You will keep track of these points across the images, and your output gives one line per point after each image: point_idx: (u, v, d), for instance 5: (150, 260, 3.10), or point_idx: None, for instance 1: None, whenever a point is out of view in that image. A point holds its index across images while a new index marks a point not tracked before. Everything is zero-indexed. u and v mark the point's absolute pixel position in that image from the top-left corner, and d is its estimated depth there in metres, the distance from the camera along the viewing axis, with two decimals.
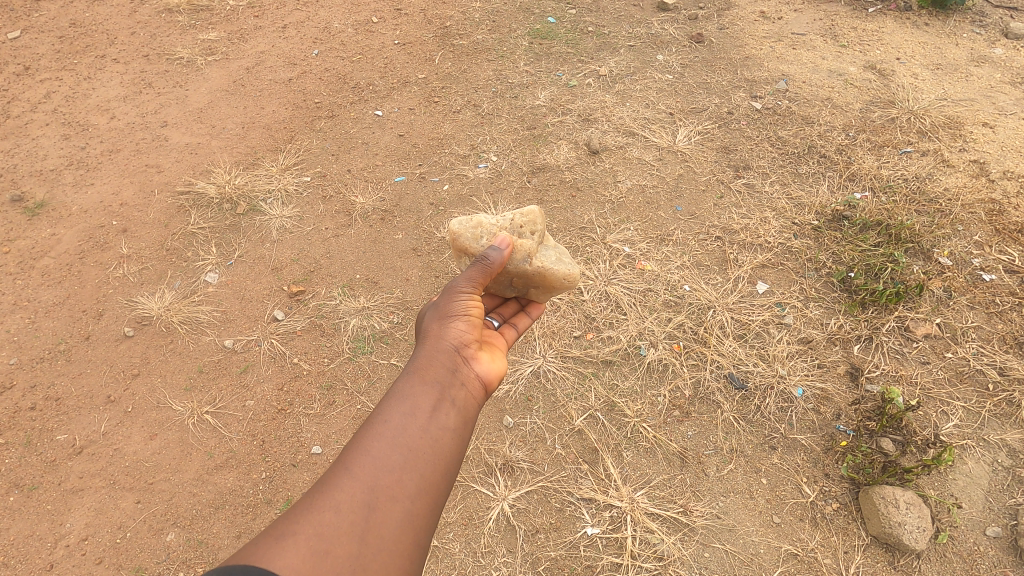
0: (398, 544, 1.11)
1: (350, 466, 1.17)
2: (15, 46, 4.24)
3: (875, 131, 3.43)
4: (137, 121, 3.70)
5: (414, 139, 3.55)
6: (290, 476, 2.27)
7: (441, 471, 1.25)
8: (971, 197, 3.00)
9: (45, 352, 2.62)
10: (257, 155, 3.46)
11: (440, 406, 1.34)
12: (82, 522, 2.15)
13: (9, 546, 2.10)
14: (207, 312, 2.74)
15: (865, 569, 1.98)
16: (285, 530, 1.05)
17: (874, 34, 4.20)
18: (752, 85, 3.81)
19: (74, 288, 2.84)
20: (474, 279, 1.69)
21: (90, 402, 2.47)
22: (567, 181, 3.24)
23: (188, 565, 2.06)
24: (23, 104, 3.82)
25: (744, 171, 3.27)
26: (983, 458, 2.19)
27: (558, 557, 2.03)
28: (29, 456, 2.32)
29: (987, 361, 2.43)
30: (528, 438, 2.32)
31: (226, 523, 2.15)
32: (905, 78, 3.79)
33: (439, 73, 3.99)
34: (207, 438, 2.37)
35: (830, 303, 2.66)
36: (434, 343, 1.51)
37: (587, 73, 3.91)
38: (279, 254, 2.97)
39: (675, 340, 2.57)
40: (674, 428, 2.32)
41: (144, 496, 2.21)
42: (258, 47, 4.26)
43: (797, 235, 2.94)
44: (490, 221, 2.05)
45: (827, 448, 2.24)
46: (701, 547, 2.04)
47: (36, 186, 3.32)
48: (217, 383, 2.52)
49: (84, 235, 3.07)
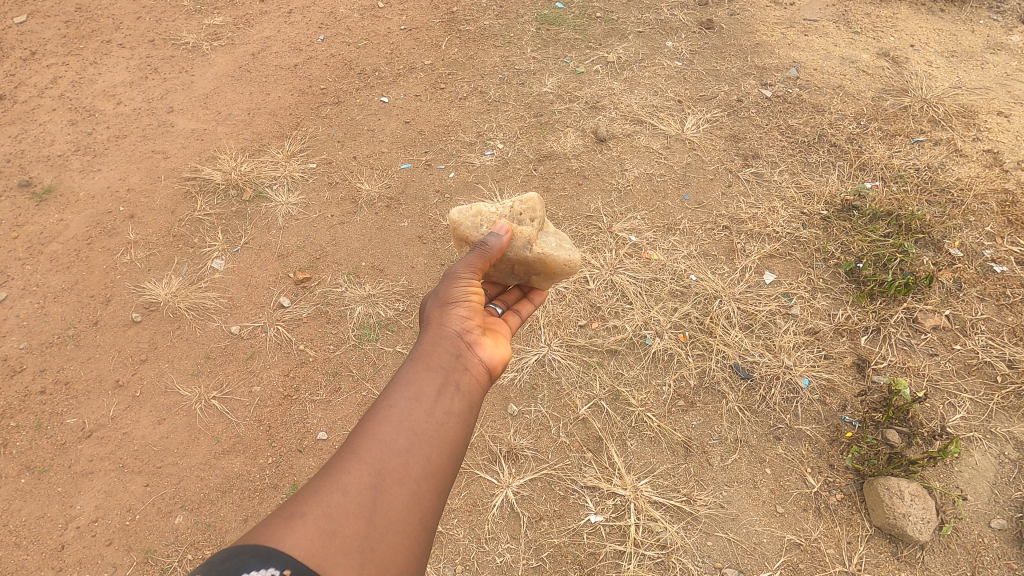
0: (405, 526, 1.12)
1: (356, 449, 1.17)
2: (21, 31, 4.24)
3: (888, 120, 3.37)
4: (143, 106, 3.69)
5: (420, 126, 3.53)
6: (296, 462, 2.29)
7: (446, 455, 1.25)
8: (984, 187, 2.95)
9: (54, 337, 2.64)
10: (262, 142, 3.45)
11: (444, 391, 1.34)
12: (92, 504, 2.18)
13: (21, 527, 2.14)
14: (214, 299, 2.76)
15: (868, 559, 1.98)
16: (294, 511, 1.06)
17: (888, 20, 4.13)
18: (763, 73, 3.76)
19: (82, 274, 2.86)
20: (474, 265, 1.70)
21: (99, 386, 2.49)
22: (574, 170, 3.22)
23: (197, 548, 2.08)
24: (30, 89, 3.82)
25: (753, 160, 3.24)
26: (989, 451, 2.18)
27: (562, 544, 2.05)
28: (39, 439, 2.35)
29: (997, 353, 2.41)
30: (532, 426, 2.33)
31: (234, 507, 2.18)
32: (918, 65, 3.73)
33: (446, 60, 3.95)
34: (214, 423, 2.39)
35: (838, 294, 2.64)
36: (437, 329, 1.51)
37: (595, 60, 3.87)
38: (286, 242, 2.98)
39: (681, 330, 2.56)
40: (679, 417, 2.32)
41: (153, 479, 2.24)
42: (264, 32, 4.24)
43: (806, 225, 2.92)
44: (490, 209, 2.05)
45: (832, 439, 2.24)
46: (704, 536, 2.05)
47: (44, 171, 3.33)
48: (224, 369, 2.53)
49: (91, 221, 3.08)
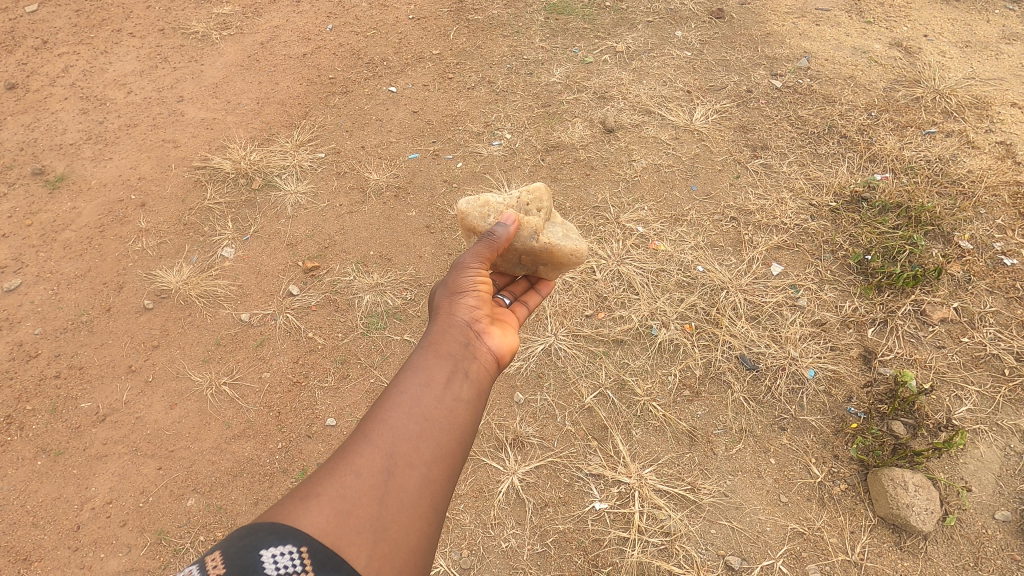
0: (417, 508, 1.13)
1: (369, 434, 1.19)
2: (32, 20, 4.27)
3: (899, 111, 3.34)
4: (153, 95, 3.72)
5: (428, 116, 3.53)
6: (305, 447, 2.33)
7: (456, 440, 1.27)
8: (996, 179, 2.93)
9: (68, 323, 2.68)
10: (271, 131, 3.47)
11: (453, 378, 1.37)
12: (107, 486, 2.23)
13: (38, 507, 2.19)
14: (224, 286, 2.79)
15: (870, 548, 1.99)
16: (308, 492, 1.08)
17: (901, 10, 4.08)
18: (773, 63, 3.73)
19: (95, 262, 2.90)
20: (481, 255, 1.73)
21: (113, 370, 2.53)
22: (581, 160, 3.21)
23: (208, 530, 2.13)
24: (42, 78, 3.85)
25: (762, 151, 3.22)
26: (995, 443, 2.18)
27: (566, 530, 2.08)
28: (54, 423, 2.39)
29: (1005, 346, 2.40)
30: (538, 414, 2.35)
31: (244, 490, 2.22)
32: (931, 56, 3.69)
33: (454, 49, 3.95)
34: (225, 408, 2.43)
35: (845, 286, 2.63)
36: (446, 318, 1.54)
37: (604, 50, 3.85)
38: (294, 230, 3.00)
39: (687, 320, 2.56)
40: (685, 407, 2.33)
41: (166, 462, 2.28)
42: (272, 21, 4.24)
43: (814, 217, 2.91)
44: (498, 199, 2.07)
45: (837, 430, 2.25)
46: (708, 524, 2.07)
47: (57, 160, 3.36)
48: (234, 356, 2.57)
49: (104, 209, 3.11)
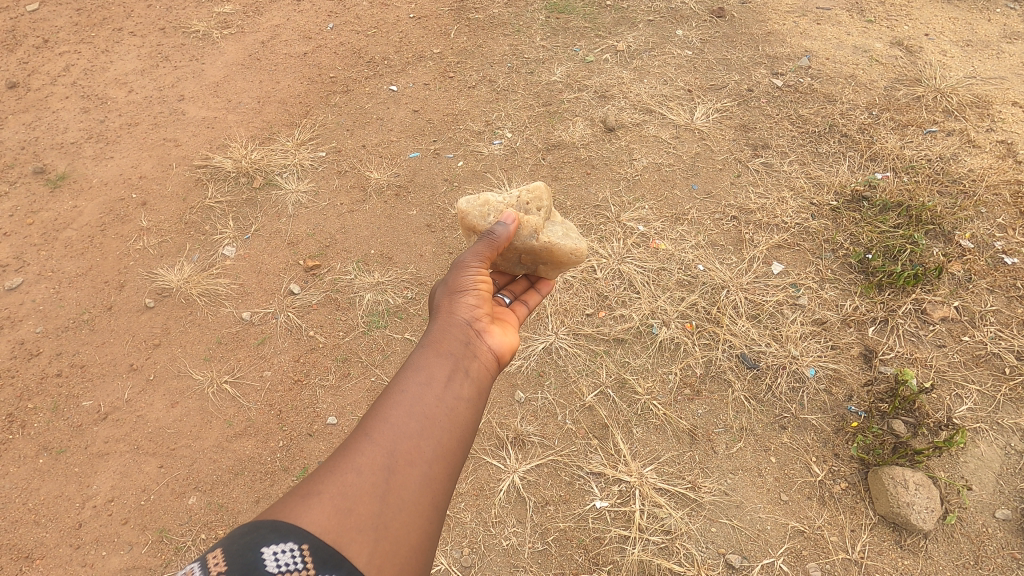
0: (417, 506, 1.13)
1: (370, 432, 1.20)
2: (33, 19, 4.27)
3: (900, 110, 3.34)
4: (154, 94, 3.72)
5: (429, 115, 3.53)
6: (306, 445, 2.33)
7: (456, 438, 1.27)
8: (997, 178, 2.93)
9: (70, 321, 2.69)
10: (272, 130, 3.47)
11: (454, 377, 1.37)
12: (108, 484, 2.24)
13: (40, 505, 2.19)
14: (225, 285, 2.79)
15: (870, 547, 2.00)
16: (310, 490, 1.08)
17: (903, 9, 4.07)
18: (774, 62, 3.72)
19: (96, 260, 2.90)
20: (481, 254, 1.73)
21: (114, 369, 2.54)
22: (582, 159, 3.21)
23: (209, 528, 2.13)
24: (44, 77, 3.86)
25: (763, 150, 3.22)
26: (996, 442, 2.18)
27: (567, 529, 2.08)
28: (56, 421, 2.40)
29: (1006, 345, 2.40)
30: (539, 412, 2.35)
31: (245, 488, 2.23)
32: (932, 54, 3.69)
33: (454, 48, 3.95)
34: (227, 407, 2.43)
35: (846, 285, 2.63)
36: (447, 317, 1.54)
37: (605, 48, 3.84)
38: (295, 229, 3.00)
39: (688, 319, 2.57)
40: (685, 406, 2.33)
41: (167, 460, 2.29)
42: (273, 20, 4.24)
43: (815, 216, 2.91)
44: (498, 199, 2.07)
45: (837, 429, 2.25)
46: (708, 522, 2.07)
47: (58, 159, 3.37)
48: (236, 354, 2.57)
49: (105, 208, 3.12)
